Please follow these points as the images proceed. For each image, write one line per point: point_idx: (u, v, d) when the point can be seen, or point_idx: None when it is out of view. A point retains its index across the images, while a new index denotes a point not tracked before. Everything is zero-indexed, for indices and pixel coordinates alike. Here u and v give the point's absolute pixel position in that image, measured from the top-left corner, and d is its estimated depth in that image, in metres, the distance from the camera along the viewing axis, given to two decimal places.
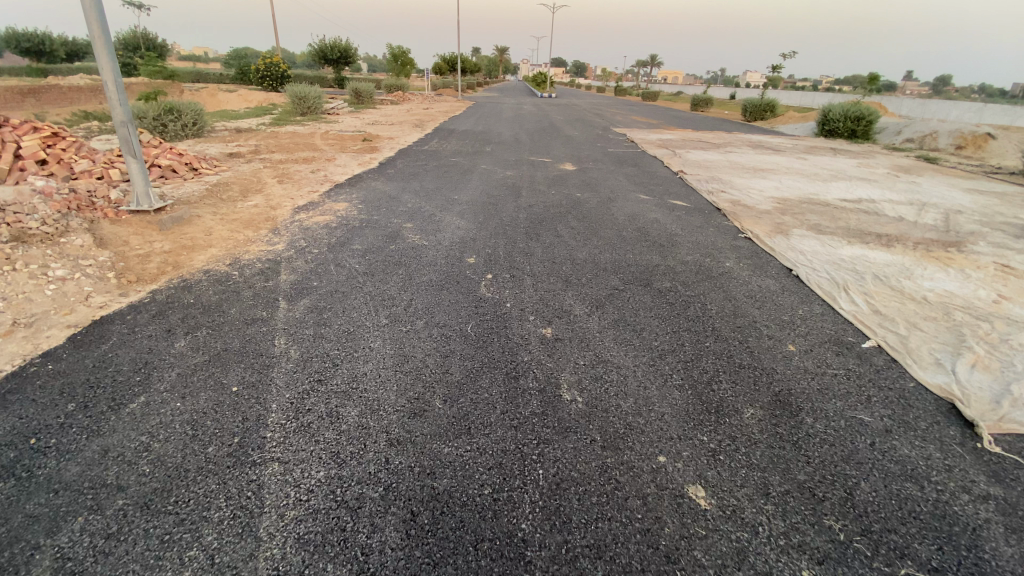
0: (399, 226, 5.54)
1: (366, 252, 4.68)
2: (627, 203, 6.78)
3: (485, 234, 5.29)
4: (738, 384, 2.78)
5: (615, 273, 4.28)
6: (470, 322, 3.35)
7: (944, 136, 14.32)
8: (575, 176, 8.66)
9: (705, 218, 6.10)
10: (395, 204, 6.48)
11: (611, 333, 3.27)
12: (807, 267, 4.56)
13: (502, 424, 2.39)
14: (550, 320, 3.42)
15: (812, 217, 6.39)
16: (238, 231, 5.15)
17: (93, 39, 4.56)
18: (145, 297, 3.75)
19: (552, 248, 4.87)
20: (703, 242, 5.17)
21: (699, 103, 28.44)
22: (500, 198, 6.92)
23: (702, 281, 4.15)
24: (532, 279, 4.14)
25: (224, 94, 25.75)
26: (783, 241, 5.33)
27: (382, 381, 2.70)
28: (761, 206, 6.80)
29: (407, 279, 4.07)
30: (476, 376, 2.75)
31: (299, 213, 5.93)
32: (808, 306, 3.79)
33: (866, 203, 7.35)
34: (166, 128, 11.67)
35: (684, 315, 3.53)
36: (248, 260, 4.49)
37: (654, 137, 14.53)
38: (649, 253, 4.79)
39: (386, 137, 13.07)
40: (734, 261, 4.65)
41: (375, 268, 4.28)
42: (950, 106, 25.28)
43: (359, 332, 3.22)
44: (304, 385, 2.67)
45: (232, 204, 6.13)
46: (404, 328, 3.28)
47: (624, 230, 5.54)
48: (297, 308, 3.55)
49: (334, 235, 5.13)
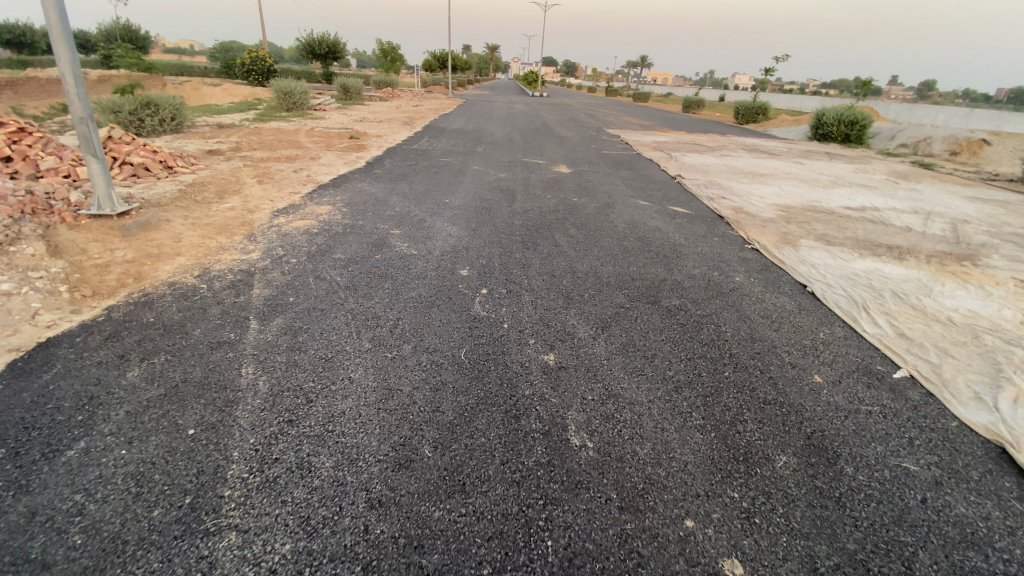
0: (386, 232, 5.17)
1: (349, 262, 4.31)
2: (626, 210, 6.47)
3: (478, 243, 4.95)
4: (765, 425, 2.47)
5: (619, 288, 3.97)
6: (462, 347, 3.02)
7: (939, 142, 14.22)
8: (571, 179, 8.34)
9: (709, 227, 5.82)
10: (382, 208, 6.11)
11: (620, 359, 2.95)
12: (821, 283, 4.28)
13: (502, 479, 2.05)
14: (551, 344, 3.09)
15: (819, 226, 6.12)
16: (210, 237, 4.74)
17: (49, 27, 4.13)
18: (99, 315, 3.35)
19: (550, 260, 4.54)
20: (709, 253, 4.88)
21: (692, 104, 28.17)
22: (493, 203, 6.57)
23: (713, 298, 3.85)
24: (530, 294, 3.81)
25: (208, 88, 25.07)
26: (793, 252, 5.06)
27: (362, 422, 2.36)
28: (764, 213, 6.54)
29: (393, 295, 3.71)
30: (471, 415, 2.41)
31: (278, 217, 5.54)
32: (828, 328, 3.50)
33: (870, 211, 7.13)
34: (142, 123, 11.14)
35: (698, 338, 3.22)
36: (219, 270, 4.10)
37: (648, 139, 14.28)
38: (653, 265, 4.48)
39: (373, 136, 12.65)
40: (744, 275, 4.36)
41: (357, 282, 3.92)
42: (938, 111, 25.30)
43: (337, 359, 2.86)
44: (272, 428, 2.32)
45: (206, 207, 5.71)
46: (389, 353, 2.93)
47: (625, 239, 5.23)
48: (269, 330, 3.19)
49: (315, 243, 4.76)
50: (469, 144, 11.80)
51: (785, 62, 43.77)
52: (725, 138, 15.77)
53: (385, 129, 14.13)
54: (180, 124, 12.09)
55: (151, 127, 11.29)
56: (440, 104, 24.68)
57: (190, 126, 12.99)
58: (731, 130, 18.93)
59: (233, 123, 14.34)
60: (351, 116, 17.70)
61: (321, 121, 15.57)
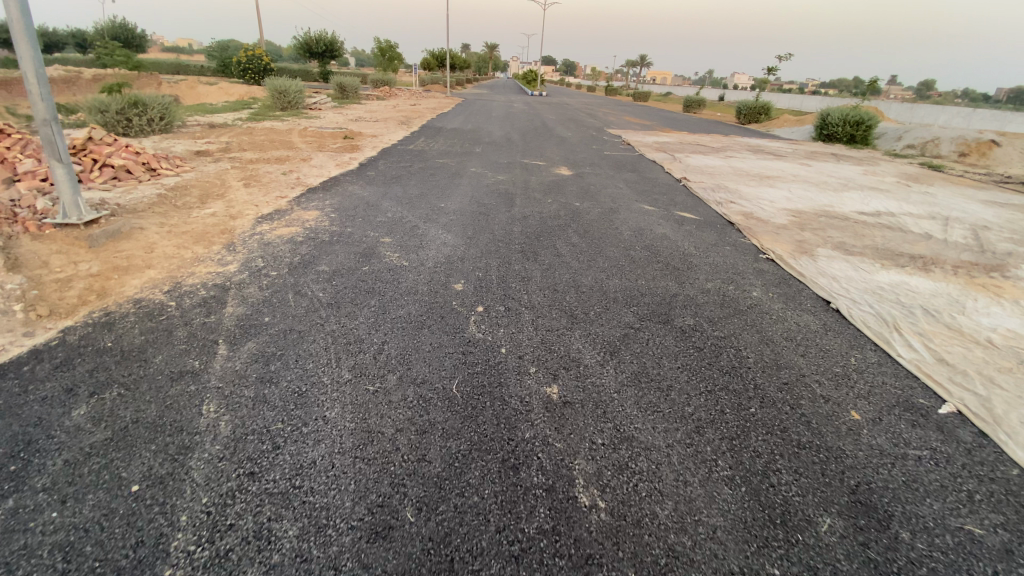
0: (376, 241, 4.83)
1: (333, 275, 3.97)
2: (631, 216, 6.13)
3: (474, 253, 4.61)
4: (803, 477, 2.14)
5: (627, 304, 3.64)
6: (455, 377, 2.68)
7: (947, 143, 13.91)
8: (572, 182, 7.99)
9: (719, 235, 5.49)
10: (373, 214, 5.77)
11: (632, 392, 2.61)
12: (846, 298, 3.95)
13: (498, 553, 1.72)
14: (554, 373, 2.75)
15: (835, 233, 5.79)
16: (186, 247, 4.40)
17: (11, 22, 3.76)
18: (53, 338, 3.01)
19: (552, 272, 4.21)
20: (721, 264, 4.54)
21: (692, 103, 27.81)
22: (490, 208, 6.23)
23: (730, 317, 3.52)
24: (530, 312, 3.48)
25: (203, 86, 24.68)
26: (811, 262, 4.73)
27: (334, 477, 2.03)
28: (776, 219, 6.20)
29: (380, 314, 3.37)
30: (463, 466, 2.08)
31: (261, 224, 5.20)
32: (859, 353, 3.17)
33: (886, 216, 6.80)
34: (129, 123, 10.78)
35: (718, 366, 2.89)
36: (191, 285, 3.75)
37: (650, 139, 13.95)
38: (662, 277, 4.15)
39: (369, 136, 12.32)
40: (761, 289, 4.03)
41: (341, 298, 3.58)
42: (938, 111, 25.06)
43: (311, 395, 2.52)
44: (230, 485, 1.99)
45: (185, 213, 5.37)
46: (370, 387, 2.59)
47: (631, 248, 4.90)
48: (239, 358, 2.85)
49: (299, 254, 4.41)
50: (467, 144, 11.44)
51: (774, 96, 42.11)
52: (727, 139, 15.42)
53: (381, 129, 13.79)
54: (169, 123, 11.72)
55: (139, 127, 10.93)
56: (439, 103, 24.30)
57: (181, 126, 12.62)
58: (733, 130, 18.58)
59: (225, 123, 13.98)
60: (346, 115, 17.34)
61: (316, 121, 15.20)
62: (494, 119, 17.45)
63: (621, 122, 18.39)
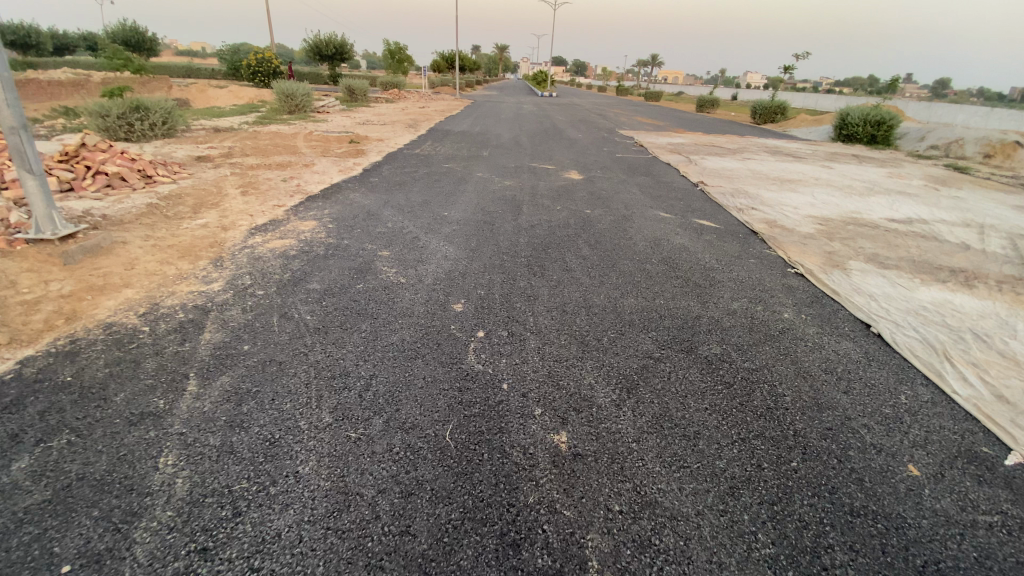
0: (373, 254, 4.51)
1: (323, 294, 3.65)
2: (647, 224, 5.76)
3: (477, 267, 4.27)
4: (860, 556, 1.78)
5: (645, 328, 3.28)
6: (448, 421, 2.34)
7: (973, 143, 13.32)
8: (582, 187, 7.63)
9: (742, 245, 5.11)
10: (373, 223, 5.46)
11: (654, 442, 2.26)
12: (887, 320, 3.55)
13: None
14: (563, 416, 2.41)
15: (866, 243, 5.38)
16: (169, 263, 4.13)
17: None
18: (9, 370, 2.74)
19: (561, 290, 3.86)
20: (747, 280, 4.16)
21: (706, 103, 27.32)
22: (497, 217, 5.89)
23: (759, 344, 3.15)
24: (537, 338, 3.13)
25: (213, 89, 24.68)
26: (844, 277, 4.33)
27: (300, 556, 1.71)
28: (802, 228, 5.80)
29: (370, 340, 3.04)
30: (454, 543, 1.75)
31: (253, 235, 4.93)
32: (910, 390, 2.78)
33: (917, 223, 6.37)
34: (132, 127, 10.61)
35: (750, 408, 2.54)
36: (169, 307, 3.46)
37: (664, 141, 13.53)
38: (683, 295, 3.79)
39: (374, 139, 12.07)
40: (792, 310, 3.65)
41: (329, 321, 3.26)
42: (959, 110, 24.30)
43: (284, 444, 2.21)
44: (178, 565, 1.68)
45: (175, 224, 5.10)
46: (352, 434, 2.26)
47: (648, 261, 4.53)
48: (207, 396, 2.54)
49: (289, 269, 4.12)
50: (474, 148, 11.14)
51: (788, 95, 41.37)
52: (743, 140, 14.96)
53: (387, 132, 13.52)
54: (173, 128, 11.53)
55: (141, 132, 10.78)
56: (449, 105, 24.07)
57: (186, 130, 12.46)
58: (748, 131, 18.07)
59: (231, 127, 13.83)
60: (354, 118, 17.11)
61: (322, 124, 14.97)
62: (503, 120, 17.15)
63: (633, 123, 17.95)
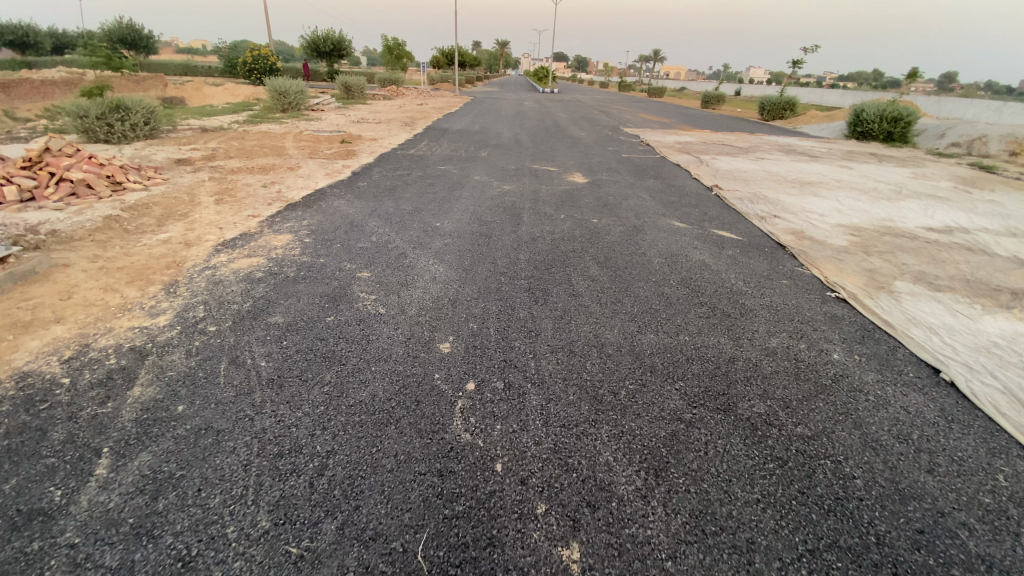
0: (350, 276, 3.95)
1: (285, 330, 3.09)
2: (660, 236, 5.18)
3: (469, 293, 3.70)
4: None
5: (672, 376, 2.70)
6: (423, 528, 1.78)
7: (995, 141, 12.72)
8: (588, 192, 7.06)
9: (769, 262, 4.54)
10: (356, 237, 4.90)
11: (694, 560, 1.70)
12: (957, 363, 2.99)
13: None
14: (573, 517, 1.84)
15: (908, 258, 4.80)
16: (115, 290, 3.58)
17: None
18: None
19: (567, 322, 3.29)
20: (782, 308, 3.59)
21: (711, 99, 26.58)
22: (494, 228, 5.32)
23: (812, 399, 2.58)
24: (538, 390, 2.55)
25: (207, 87, 24.09)
26: (892, 304, 3.77)
27: None
28: (833, 239, 5.22)
29: (335, 396, 2.48)
30: None
31: (219, 253, 4.36)
32: (1008, 468, 2.23)
33: (958, 233, 5.79)
34: (111, 128, 10.03)
35: (814, 501, 1.98)
36: (100, 349, 2.89)
37: (672, 139, 12.91)
38: (711, 330, 3.22)
39: (367, 139, 11.51)
40: (842, 348, 3.08)
41: (287, 369, 2.70)
42: (970, 103, 23.58)
43: (201, 568, 1.66)
44: None
45: (133, 240, 4.55)
46: (293, 549, 1.71)
47: (665, 283, 3.96)
48: (117, 487, 1.98)
49: (253, 296, 3.56)
50: (472, 148, 10.57)
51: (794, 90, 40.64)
52: (753, 138, 14.30)
53: (381, 131, 12.94)
54: (156, 129, 10.94)
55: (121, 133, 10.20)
56: (448, 102, 23.48)
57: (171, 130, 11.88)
58: (757, 128, 17.42)
59: (220, 126, 13.27)
60: (349, 116, 16.47)
61: (314, 123, 14.35)
62: (504, 118, 16.56)
63: (639, 121, 17.13)
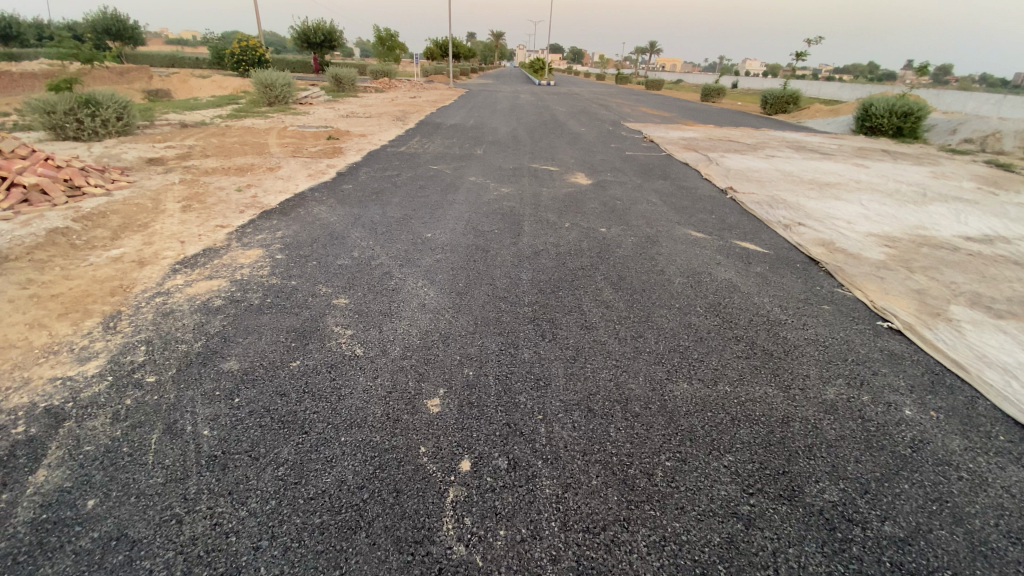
0: (325, 303, 3.40)
1: (239, 383, 2.53)
2: (677, 249, 4.64)
3: (464, 325, 3.16)
4: None
5: (718, 449, 2.16)
6: None
7: (1012, 137, 12.20)
8: (593, 195, 6.52)
9: (803, 281, 4.02)
10: (336, 252, 4.34)
11: None
12: None
13: None
14: None
15: (955, 275, 4.28)
16: (45, 325, 3.01)
17: None
18: None
19: (582, 366, 2.74)
20: (831, 344, 3.06)
21: (711, 92, 25.98)
22: (491, 239, 4.78)
23: (894, 481, 2.06)
24: (552, 471, 2.01)
25: (193, 79, 23.28)
26: (954, 336, 3.25)
27: None
28: (867, 252, 4.72)
29: (292, 485, 1.92)
30: None
31: (176, 274, 3.78)
32: None
33: (999, 242, 5.29)
34: (80, 123, 9.34)
35: None
36: (6, 412, 2.32)
37: (676, 135, 12.35)
38: (753, 376, 2.69)
39: (355, 135, 10.89)
40: (913, 401, 2.56)
41: (235, 442, 2.14)
42: (973, 97, 23.11)
43: None
44: None
45: (80, 259, 3.97)
46: None
47: (691, 311, 3.42)
48: None
49: (206, 332, 2.99)
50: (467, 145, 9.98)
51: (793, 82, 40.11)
52: (760, 133, 13.76)
53: (371, 126, 12.29)
54: (130, 124, 10.26)
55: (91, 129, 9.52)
56: (442, 95, 22.78)
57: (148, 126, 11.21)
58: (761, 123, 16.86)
59: (201, 121, 12.59)
60: (338, 110, 15.83)
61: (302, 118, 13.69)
62: (500, 112, 15.96)
63: (639, 115, 16.53)
